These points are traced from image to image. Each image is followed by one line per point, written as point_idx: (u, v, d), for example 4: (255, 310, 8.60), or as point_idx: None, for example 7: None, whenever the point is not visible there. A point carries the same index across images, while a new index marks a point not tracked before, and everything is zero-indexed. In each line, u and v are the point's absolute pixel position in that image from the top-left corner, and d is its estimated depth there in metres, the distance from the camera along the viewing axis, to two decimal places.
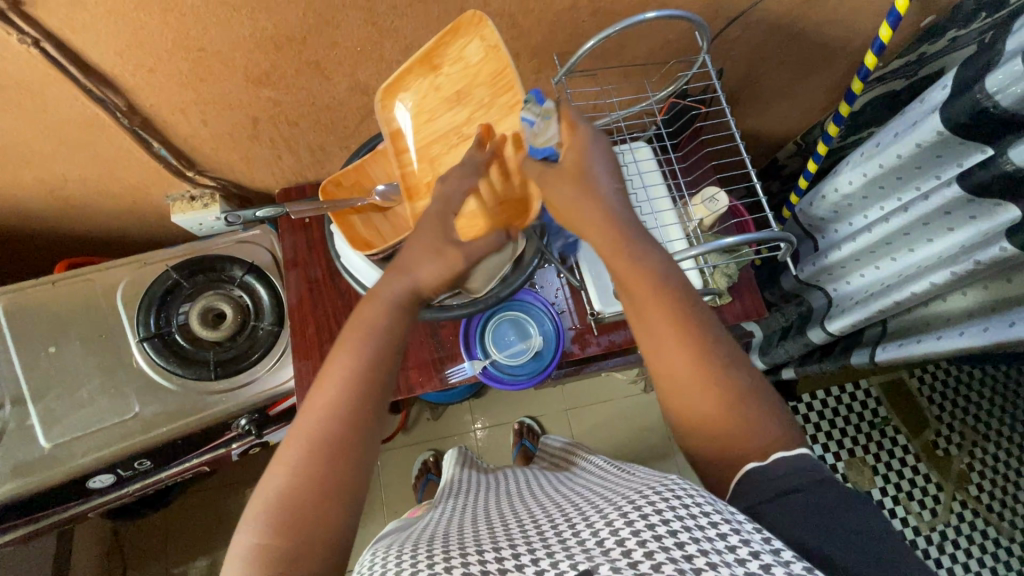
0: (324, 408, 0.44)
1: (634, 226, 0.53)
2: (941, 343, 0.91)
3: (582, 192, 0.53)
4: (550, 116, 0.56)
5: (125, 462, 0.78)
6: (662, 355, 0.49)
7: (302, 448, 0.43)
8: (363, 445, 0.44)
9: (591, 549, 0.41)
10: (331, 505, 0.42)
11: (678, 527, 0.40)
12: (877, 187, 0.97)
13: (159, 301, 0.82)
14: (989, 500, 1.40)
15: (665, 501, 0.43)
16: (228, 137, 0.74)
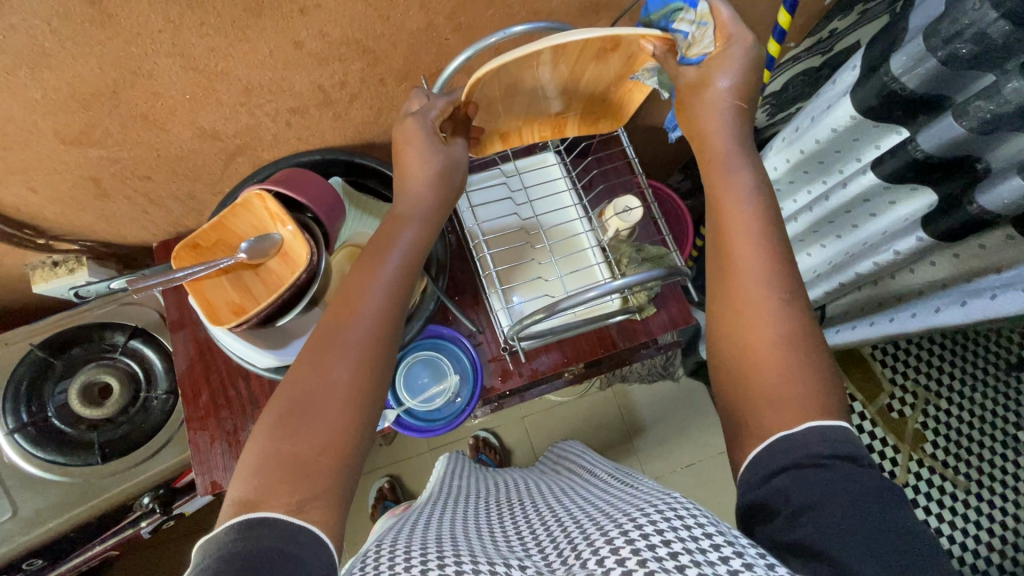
0: (318, 368, 0.47)
1: (743, 146, 0.51)
2: (878, 329, 0.88)
3: (704, 106, 0.50)
4: (706, 21, 0.52)
5: (11, 564, 0.72)
6: (740, 288, 0.47)
7: (291, 401, 0.46)
8: (362, 382, 0.48)
9: (592, 570, 0.38)
10: (318, 431, 0.45)
11: (679, 549, 0.37)
12: (801, 172, 0.92)
13: (29, 384, 0.74)
14: (946, 457, 1.41)
15: (664, 521, 0.41)
16: (71, 200, 0.65)
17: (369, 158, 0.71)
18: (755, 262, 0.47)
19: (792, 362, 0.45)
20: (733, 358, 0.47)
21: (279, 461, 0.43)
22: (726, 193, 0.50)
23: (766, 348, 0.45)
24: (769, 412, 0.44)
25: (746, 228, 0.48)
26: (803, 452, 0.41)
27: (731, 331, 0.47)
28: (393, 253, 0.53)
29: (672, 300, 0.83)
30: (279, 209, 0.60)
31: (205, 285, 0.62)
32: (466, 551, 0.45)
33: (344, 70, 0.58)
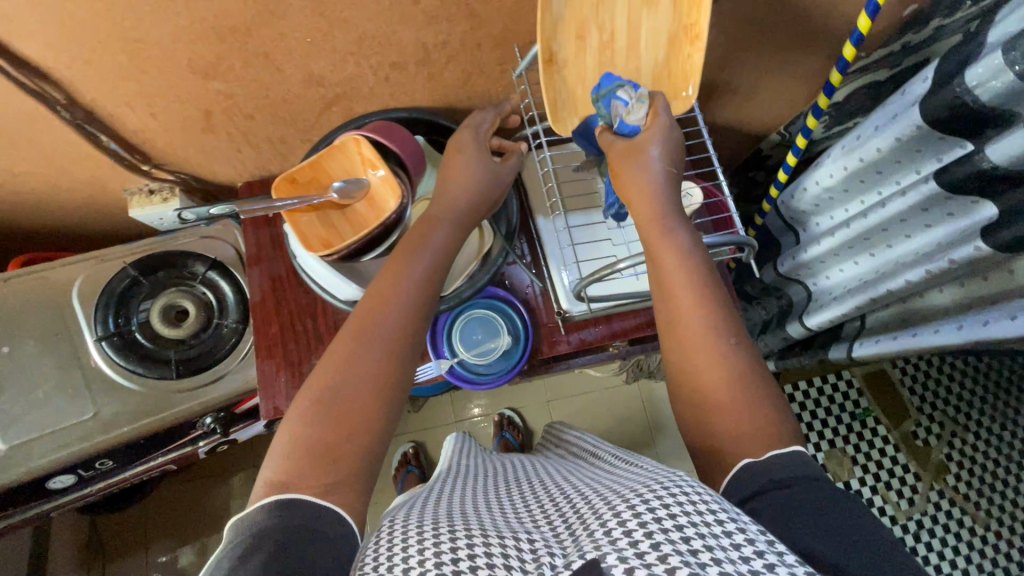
0: (339, 368, 0.52)
1: (675, 208, 0.56)
2: (917, 340, 0.90)
3: (640, 167, 0.56)
4: (644, 99, 0.57)
5: (86, 462, 0.77)
6: (697, 347, 0.53)
7: (315, 399, 0.50)
8: (388, 369, 0.53)
9: (600, 540, 0.40)
10: (349, 413, 0.50)
11: (685, 523, 0.39)
12: (856, 180, 0.94)
13: (118, 299, 0.80)
14: (967, 490, 1.41)
15: (672, 498, 0.42)
16: (181, 130, 0.71)
17: (451, 121, 0.76)
18: (698, 313, 0.53)
19: (749, 386, 0.51)
20: (695, 382, 0.53)
21: (310, 441, 0.48)
22: (665, 252, 0.55)
23: (724, 373, 0.51)
24: (755, 407, 0.50)
25: (684, 284, 0.54)
26: (769, 476, 0.45)
27: (683, 359, 0.54)
28: (427, 252, 0.60)
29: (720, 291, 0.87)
30: (372, 154, 0.65)
31: (297, 217, 0.66)
32: (475, 526, 0.47)
33: (448, 31, 0.63)
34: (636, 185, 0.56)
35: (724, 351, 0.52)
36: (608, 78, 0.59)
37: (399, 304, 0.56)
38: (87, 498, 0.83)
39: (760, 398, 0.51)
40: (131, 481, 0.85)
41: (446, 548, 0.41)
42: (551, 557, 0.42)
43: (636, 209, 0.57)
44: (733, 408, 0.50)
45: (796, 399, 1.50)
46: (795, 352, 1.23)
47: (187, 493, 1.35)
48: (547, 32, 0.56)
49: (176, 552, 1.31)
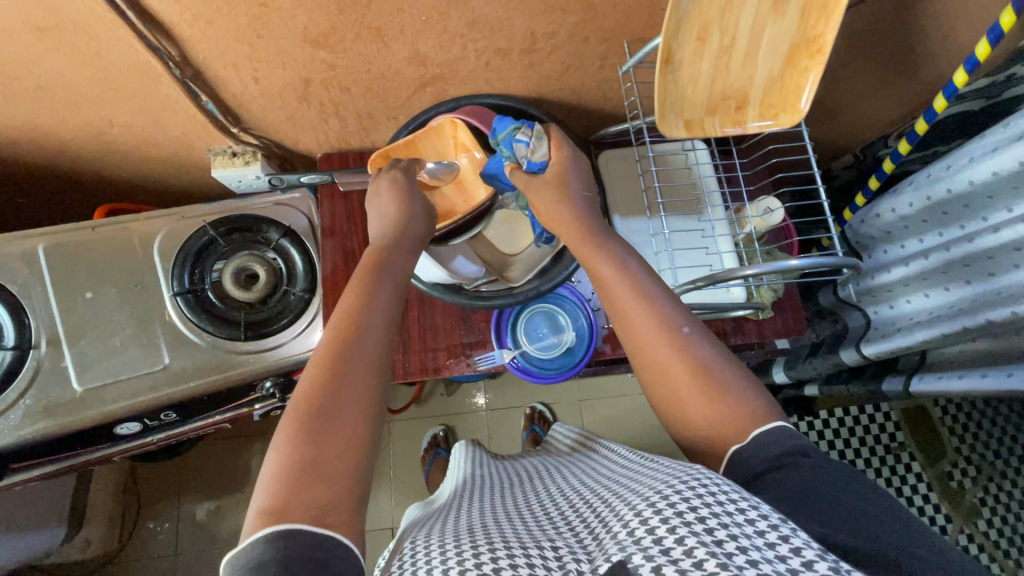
0: (313, 382, 0.46)
1: (600, 228, 0.60)
2: (991, 382, 0.87)
3: (558, 195, 0.62)
4: (542, 136, 0.65)
5: (152, 412, 0.78)
6: (670, 386, 0.50)
7: (293, 421, 0.44)
8: (367, 391, 0.46)
9: (624, 541, 0.39)
10: (333, 435, 0.43)
11: (708, 517, 0.38)
12: (938, 212, 0.90)
13: (194, 256, 0.81)
14: (998, 538, 1.38)
15: (694, 493, 0.41)
16: (278, 96, 0.71)
17: (540, 110, 0.73)
18: (647, 313, 0.52)
19: (711, 381, 0.49)
20: (665, 390, 0.51)
21: (303, 471, 0.41)
22: (604, 266, 0.57)
23: (683, 368, 0.50)
24: (725, 404, 0.48)
25: (630, 294, 0.54)
26: (763, 457, 0.45)
27: (650, 365, 0.52)
28: (388, 274, 0.55)
29: (787, 310, 0.84)
30: (469, 140, 0.70)
31: None
32: (498, 537, 0.46)
33: (560, 22, 0.62)
34: (559, 205, 0.61)
35: (684, 341, 0.51)
36: (502, 123, 0.66)
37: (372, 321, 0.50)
38: (147, 446, 0.84)
39: (725, 394, 0.49)
40: (188, 435, 0.86)
41: (470, 563, 0.41)
42: (577, 563, 0.41)
43: (568, 229, 0.60)
44: (714, 415, 0.48)
45: (831, 426, 1.47)
46: (842, 378, 1.18)
47: (223, 450, 1.38)
48: (671, 31, 0.55)
49: (207, 505, 1.35)
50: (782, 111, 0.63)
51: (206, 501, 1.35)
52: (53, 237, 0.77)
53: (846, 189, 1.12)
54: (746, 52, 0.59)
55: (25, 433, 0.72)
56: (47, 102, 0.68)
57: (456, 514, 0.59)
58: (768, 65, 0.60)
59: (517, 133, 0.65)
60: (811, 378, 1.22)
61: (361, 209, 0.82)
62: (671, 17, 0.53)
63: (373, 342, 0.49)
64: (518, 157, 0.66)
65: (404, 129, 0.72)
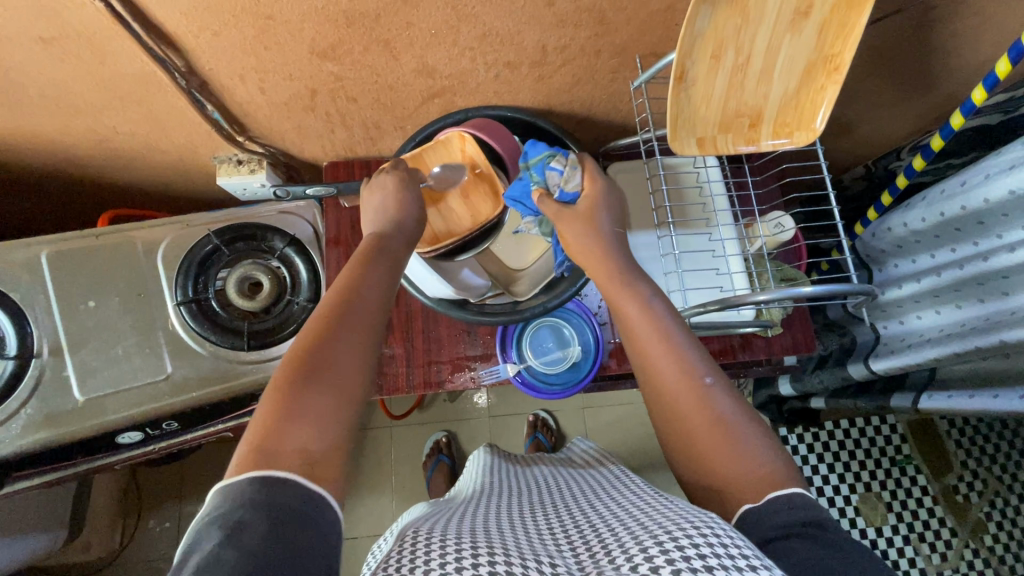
0: (284, 385, 0.45)
1: (630, 267, 0.60)
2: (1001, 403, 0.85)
3: (590, 231, 0.60)
4: (577, 166, 0.63)
5: (154, 422, 0.77)
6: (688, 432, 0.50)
7: (265, 419, 0.43)
8: (353, 358, 0.48)
9: (625, 574, 0.39)
10: (299, 431, 0.43)
11: (714, 563, 0.38)
12: (951, 229, 0.89)
13: (198, 264, 0.81)
14: (1002, 553, 1.37)
15: (701, 536, 0.40)
16: (284, 106, 0.71)
17: (549, 123, 0.73)
18: (666, 359, 0.53)
19: (727, 435, 0.49)
20: (679, 433, 0.51)
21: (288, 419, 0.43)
22: (628, 305, 0.56)
23: (700, 418, 0.50)
24: (739, 463, 0.48)
25: (652, 337, 0.54)
26: (772, 524, 0.44)
27: (666, 409, 0.52)
28: (374, 279, 0.54)
29: (796, 326, 0.83)
30: (476, 154, 0.67)
31: None
32: (499, 542, 0.46)
33: (572, 36, 0.61)
34: (588, 238, 0.60)
35: (703, 393, 0.51)
36: (536, 148, 0.64)
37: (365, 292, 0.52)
38: (147, 455, 0.83)
39: (742, 451, 0.48)
40: (190, 443, 0.86)
41: (467, 563, 0.40)
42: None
43: (596, 263, 0.60)
44: (719, 461, 0.48)
45: (836, 437, 1.46)
46: (850, 393, 1.16)
47: (225, 453, 1.38)
48: (685, 49, 0.54)
49: None
50: (797, 129, 0.62)
51: (206, 504, 1.35)
52: (56, 245, 0.76)
53: (856, 202, 1.10)
54: (761, 70, 0.58)
55: (26, 443, 0.71)
56: (51, 109, 0.67)
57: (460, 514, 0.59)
58: (783, 83, 0.59)
59: (552, 161, 0.63)
60: (817, 391, 1.21)
61: None
62: (685, 36, 0.52)
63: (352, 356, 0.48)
64: (550, 185, 0.63)
65: (412, 141, 0.71)
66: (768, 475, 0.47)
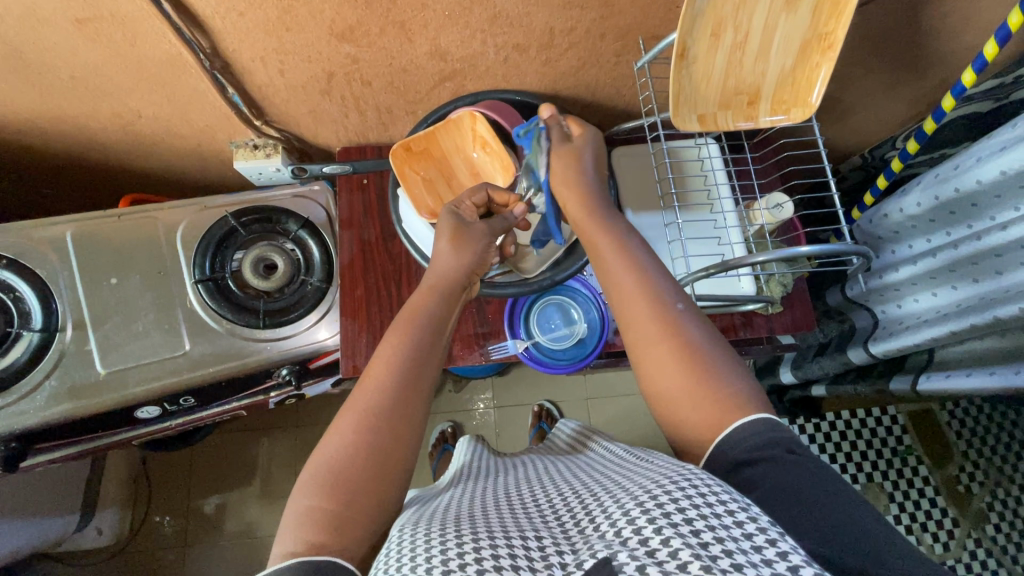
0: (342, 438, 0.49)
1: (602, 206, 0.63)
2: (1000, 380, 0.88)
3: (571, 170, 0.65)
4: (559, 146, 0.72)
5: (172, 397, 0.79)
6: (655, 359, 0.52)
7: (322, 474, 0.48)
8: (395, 430, 0.51)
9: (611, 541, 0.38)
10: (355, 492, 0.47)
11: (699, 522, 0.38)
12: (945, 212, 0.91)
13: (216, 244, 0.84)
14: (1005, 543, 1.38)
15: (685, 498, 0.40)
16: (301, 89, 0.74)
17: (555, 107, 0.76)
18: (639, 288, 0.55)
19: (697, 358, 0.51)
20: (651, 361, 0.52)
21: (328, 516, 0.46)
22: (602, 236, 0.60)
23: (671, 342, 0.52)
24: (709, 386, 0.50)
25: (625, 269, 0.57)
26: (741, 449, 0.46)
27: (635, 334, 0.54)
28: (415, 326, 0.57)
29: (796, 305, 0.85)
30: (487, 133, 0.70)
31: (408, 181, 0.72)
32: (482, 523, 0.45)
33: (578, 18, 0.64)
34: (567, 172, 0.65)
35: (674, 317, 0.53)
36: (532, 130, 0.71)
37: (402, 360, 0.54)
38: (163, 431, 0.85)
39: (712, 375, 0.50)
40: (204, 421, 0.88)
41: (457, 552, 0.39)
42: (560, 556, 0.39)
43: (569, 199, 0.64)
44: (688, 383, 0.50)
45: (837, 428, 1.47)
46: (850, 379, 1.18)
47: (234, 442, 1.40)
48: (686, 28, 0.56)
49: (217, 496, 1.36)
50: (794, 106, 0.65)
51: (216, 493, 1.36)
52: (80, 224, 0.79)
53: (853, 191, 1.13)
54: (759, 47, 0.60)
55: (50, 414, 0.73)
56: (79, 91, 0.70)
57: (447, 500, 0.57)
58: (779, 61, 0.62)
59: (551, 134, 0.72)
60: (818, 378, 1.23)
61: (379, 201, 0.84)
62: (687, 15, 0.55)
63: (396, 402, 0.52)
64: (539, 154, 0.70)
65: (426, 122, 0.73)
66: None
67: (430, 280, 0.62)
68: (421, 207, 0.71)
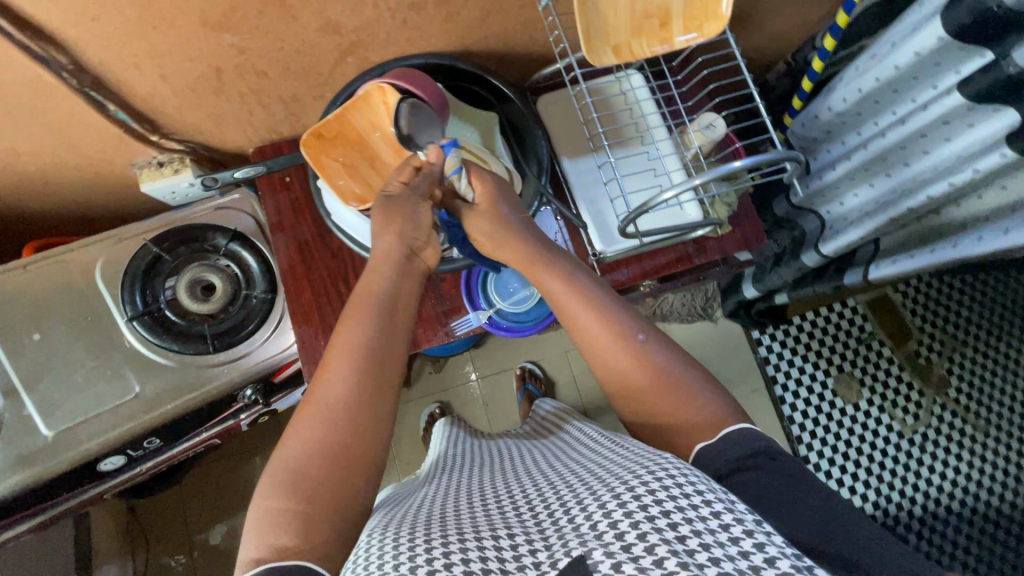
0: (308, 440, 0.48)
1: (544, 244, 0.63)
2: (939, 258, 0.91)
3: (494, 219, 0.64)
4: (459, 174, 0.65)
5: (135, 442, 0.76)
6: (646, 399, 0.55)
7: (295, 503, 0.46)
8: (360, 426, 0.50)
9: (585, 535, 0.39)
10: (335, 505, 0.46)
11: (671, 507, 0.39)
12: (871, 102, 0.92)
13: (143, 275, 0.78)
14: (966, 401, 1.48)
15: (657, 480, 0.41)
16: (192, 93, 0.68)
17: (468, 63, 0.73)
18: (602, 330, 0.57)
19: (666, 380, 0.54)
20: (613, 385, 0.56)
21: (293, 515, 0.45)
22: (551, 281, 0.60)
23: (642, 375, 0.55)
24: (692, 407, 0.53)
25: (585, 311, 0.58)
26: (723, 459, 0.49)
27: (615, 377, 0.56)
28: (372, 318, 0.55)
29: (744, 222, 0.86)
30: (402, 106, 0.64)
31: (328, 170, 0.67)
32: (452, 522, 0.44)
33: None
34: (492, 225, 0.64)
35: (642, 354, 0.55)
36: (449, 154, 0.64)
37: (365, 348, 0.53)
38: (135, 478, 0.82)
39: (685, 395, 0.54)
40: (178, 458, 0.85)
41: (438, 553, 0.39)
42: (533, 555, 0.40)
43: (511, 248, 0.63)
44: (672, 416, 0.53)
45: (804, 330, 1.54)
46: (808, 282, 1.22)
47: (220, 468, 1.37)
48: None
49: (216, 527, 1.33)
50: (706, 23, 0.63)
51: (213, 525, 1.33)
52: None
53: (783, 98, 1.14)
54: None
55: (4, 487, 0.69)
56: None
57: (415, 499, 0.57)
58: None
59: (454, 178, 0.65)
60: (778, 287, 1.27)
61: (306, 197, 0.80)
62: None
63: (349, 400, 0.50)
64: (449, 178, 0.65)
65: (336, 103, 0.68)
66: (716, 417, 0.52)
67: (374, 260, 0.60)
68: (347, 196, 0.68)
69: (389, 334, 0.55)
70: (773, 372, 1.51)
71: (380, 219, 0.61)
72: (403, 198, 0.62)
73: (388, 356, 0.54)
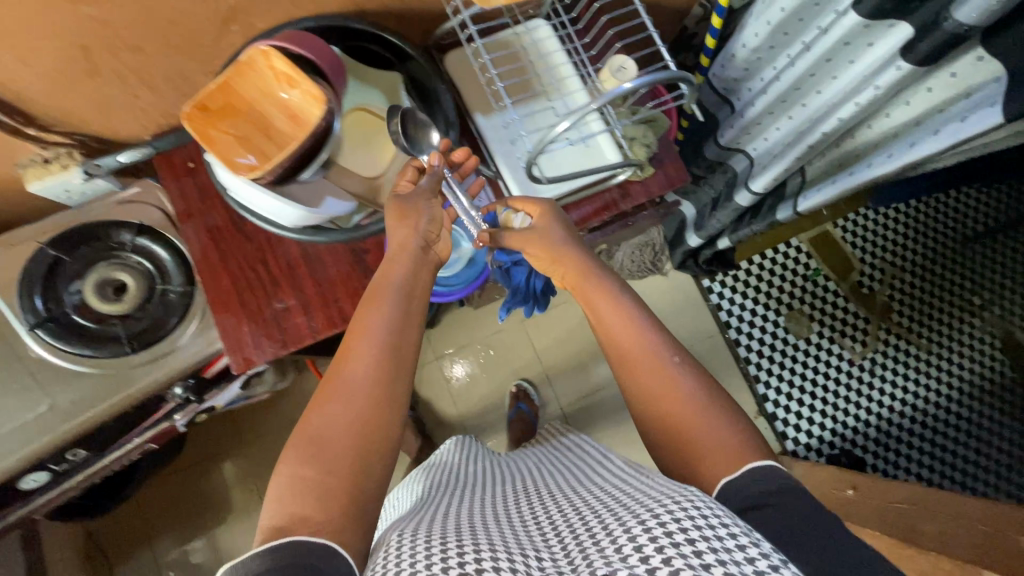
0: (330, 422, 0.50)
1: (593, 260, 0.65)
2: (844, 185, 0.96)
3: (565, 238, 0.66)
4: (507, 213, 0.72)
5: (55, 455, 0.72)
6: (693, 427, 0.53)
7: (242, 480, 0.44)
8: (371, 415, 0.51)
9: (610, 556, 0.38)
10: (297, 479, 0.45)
11: (697, 536, 0.38)
12: (781, 34, 0.92)
13: (42, 280, 0.74)
14: (909, 324, 1.55)
15: (684, 510, 0.40)
16: (63, 76, 0.63)
17: (362, 22, 0.71)
18: (645, 354, 0.58)
19: (698, 408, 0.54)
20: (636, 389, 0.57)
21: (307, 487, 0.47)
22: (599, 299, 0.62)
23: (681, 401, 0.54)
24: (719, 435, 0.52)
25: (624, 329, 0.59)
26: (743, 494, 0.48)
27: (651, 395, 0.56)
28: (386, 302, 0.57)
29: (667, 164, 0.86)
30: (287, 68, 0.60)
31: (216, 143, 0.63)
32: (483, 534, 0.44)
33: None
34: (562, 242, 0.66)
35: (672, 376, 0.56)
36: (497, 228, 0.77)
37: (382, 339, 0.54)
38: (66, 494, 0.79)
39: (713, 422, 0.53)
40: (115, 468, 0.81)
41: (454, 560, 0.38)
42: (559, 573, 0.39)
43: (566, 267, 0.65)
44: (699, 431, 0.53)
45: (753, 274, 1.57)
46: (746, 222, 1.24)
47: (180, 481, 1.32)
48: None
49: (185, 544, 1.29)
50: None
51: (182, 542, 1.29)
52: None
53: None
54: None
55: None
56: None
57: (444, 501, 0.58)
58: None
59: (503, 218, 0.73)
60: (718, 232, 1.29)
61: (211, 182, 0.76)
62: None
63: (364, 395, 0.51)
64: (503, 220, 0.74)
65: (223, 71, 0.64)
66: (740, 443, 0.52)
67: (391, 252, 0.62)
68: (235, 166, 0.63)
69: (400, 329, 0.56)
70: (726, 318, 1.55)
71: (394, 212, 0.62)
72: (415, 198, 0.64)
73: (399, 348, 0.55)
